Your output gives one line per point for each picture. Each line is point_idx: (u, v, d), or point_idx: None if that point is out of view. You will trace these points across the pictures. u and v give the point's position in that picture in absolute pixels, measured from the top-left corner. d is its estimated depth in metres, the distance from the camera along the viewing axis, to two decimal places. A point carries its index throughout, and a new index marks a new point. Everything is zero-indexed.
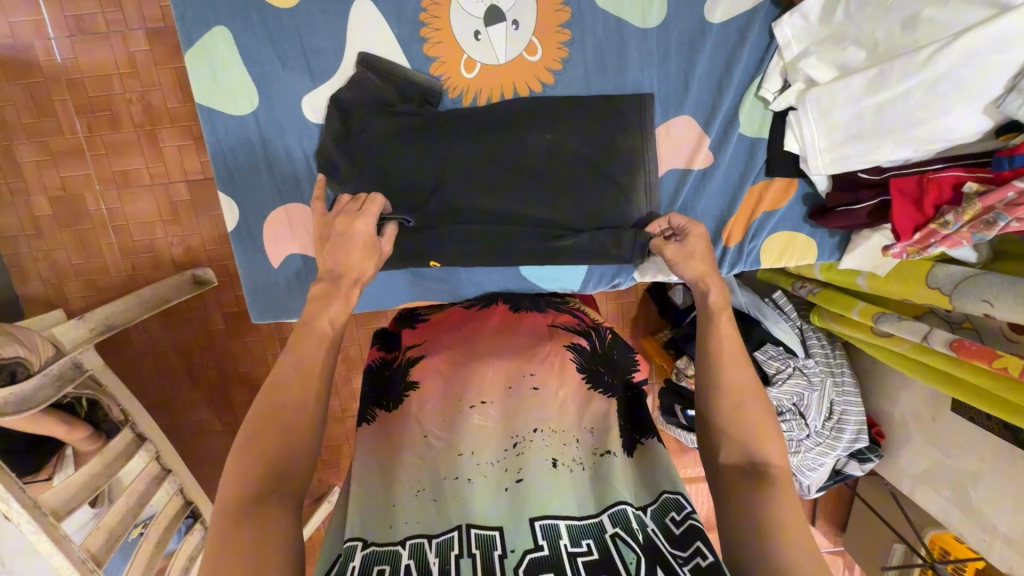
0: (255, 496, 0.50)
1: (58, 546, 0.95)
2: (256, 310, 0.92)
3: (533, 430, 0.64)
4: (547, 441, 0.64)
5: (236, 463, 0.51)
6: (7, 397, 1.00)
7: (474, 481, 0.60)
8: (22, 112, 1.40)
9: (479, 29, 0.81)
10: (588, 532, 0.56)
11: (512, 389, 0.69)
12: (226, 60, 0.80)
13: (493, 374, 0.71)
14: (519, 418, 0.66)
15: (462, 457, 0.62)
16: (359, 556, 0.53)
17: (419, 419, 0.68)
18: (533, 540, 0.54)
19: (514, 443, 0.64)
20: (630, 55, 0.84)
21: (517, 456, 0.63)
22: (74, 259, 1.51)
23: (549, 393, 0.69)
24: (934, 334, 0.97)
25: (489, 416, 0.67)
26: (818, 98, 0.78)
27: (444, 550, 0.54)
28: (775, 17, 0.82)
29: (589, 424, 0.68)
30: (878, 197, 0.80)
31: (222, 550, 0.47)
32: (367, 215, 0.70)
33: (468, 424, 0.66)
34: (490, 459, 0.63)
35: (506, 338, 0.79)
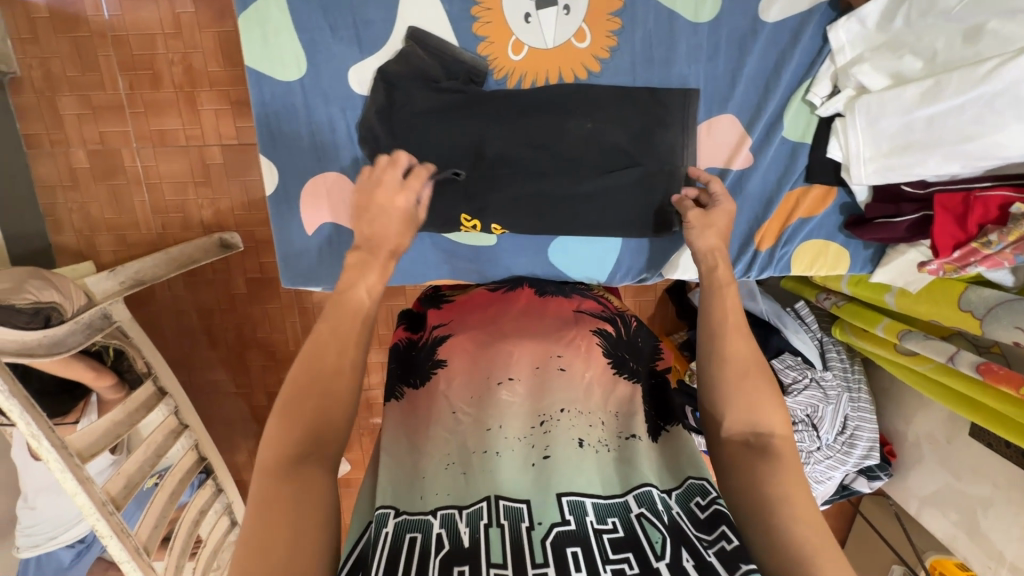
0: (295, 457, 0.53)
1: (82, 486, 0.98)
2: (287, 276, 0.93)
3: (560, 410, 0.67)
4: (574, 421, 0.66)
5: (277, 435, 0.54)
6: (40, 339, 1.06)
7: (502, 455, 0.63)
8: (67, 65, 1.43)
9: (530, 12, 0.81)
10: (613, 510, 0.58)
11: (539, 369, 0.72)
12: (278, 27, 0.80)
13: (521, 353, 0.74)
14: (546, 397, 0.69)
15: (490, 432, 0.65)
16: (392, 522, 0.55)
17: (447, 396, 0.70)
18: (560, 514, 0.56)
19: (541, 421, 0.66)
20: (679, 48, 0.83)
21: (544, 433, 0.65)
22: (107, 212, 1.55)
23: (575, 374, 0.71)
24: (960, 356, 0.97)
25: (516, 392, 0.70)
26: (868, 105, 0.76)
27: (473, 520, 0.55)
28: (830, 20, 0.81)
29: (615, 408, 0.70)
30: (923, 210, 0.79)
31: (264, 508, 0.49)
32: (408, 191, 0.72)
33: (496, 400, 0.68)
34: (518, 435, 0.65)
35: (532, 320, 0.81)
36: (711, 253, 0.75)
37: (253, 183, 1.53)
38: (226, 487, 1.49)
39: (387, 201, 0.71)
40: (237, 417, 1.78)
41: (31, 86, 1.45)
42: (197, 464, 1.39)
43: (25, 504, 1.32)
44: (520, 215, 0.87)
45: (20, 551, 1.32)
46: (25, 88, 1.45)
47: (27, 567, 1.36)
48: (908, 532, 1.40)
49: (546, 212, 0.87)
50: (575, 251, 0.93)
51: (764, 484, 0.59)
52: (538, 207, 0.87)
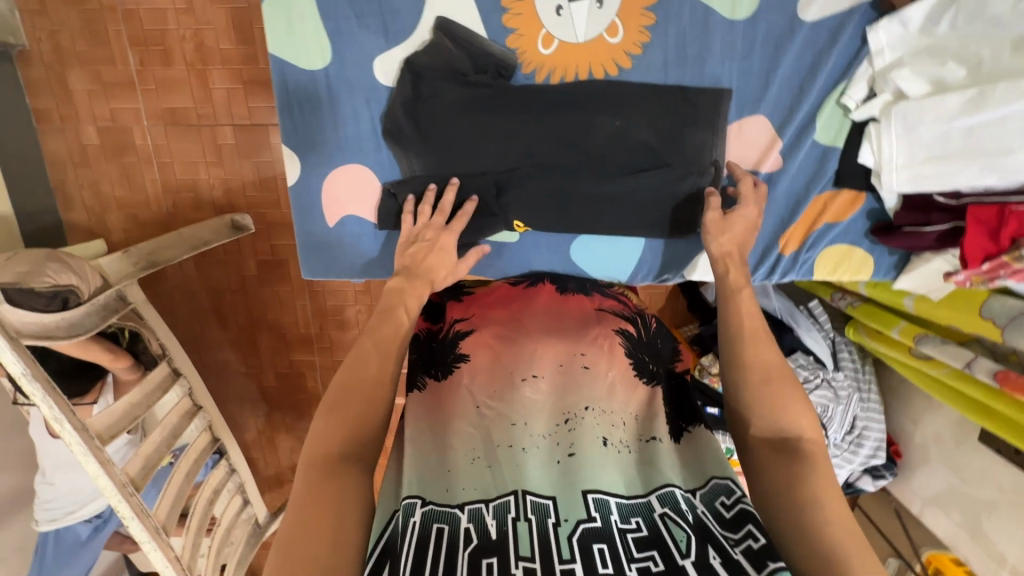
0: (336, 456, 0.57)
1: (104, 468, 0.99)
2: (308, 267, 0.92)
3: (585, 408, 0.68)
4: (598, 419, 0.67)
5: (320, 431, 0.58)
6: (59, 321, 1.05)
7: (529, 451, 0.64)
8: (77, 38, 1.42)
9: (562, 4, 0.78)
10: (636, 511, 0.59)
11: (563, 367, 0.73)
12: (303, 14, 0.78)
13: (548, 350, 0.75)
14: (571, 395, 0.70)
15: (515, 427, 0.66)
16: (419, 512, 0.56)
17: (471, 391, 0.71)
18: (586, 511, 0.57)
19: (566, 419, 0.67)
20: (713, 46, 0.81)
21: (568, 431, 0.66)
22: (118, 190, 1.54)
23: (599, 373, 0.72)
24: (978, 363, 0.97)
25: (540, 389, 0.71)
26: (906, 111, 0.75)
27: (500, 513, 0.57)
28: (871, 21, 0.78)
29: (635, 410, 0.71)
30: (954, 221, 0.77)
31: (305, 500, 0.53)
32: (452, 231, 0.79)
33: (520, 397, 0.70)
34: (542, 432, 0.66)
35: (555, 317, 0.81)
36: (727, 259, 0.77)
37: (265, 164, 1.51)
38: (239, 468, 1.51)
39: (433, 237, 0.78)
40: (247, 397, 1.79)
41: (41, 59, 1.43)
42: (211, 444, 1.42)
43: (43, 480, 1.35)
44: (543, 213, 0.86)
45: (38, 524, 1.35)
46: (34, 61, 1.43)
47: (46, 542, 1.38)
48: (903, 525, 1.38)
49: (569, 212, 0.86)
50: (596, 249, 0.92)
51: (786, 497, 0.60)
52: (562, 205, 0.86)
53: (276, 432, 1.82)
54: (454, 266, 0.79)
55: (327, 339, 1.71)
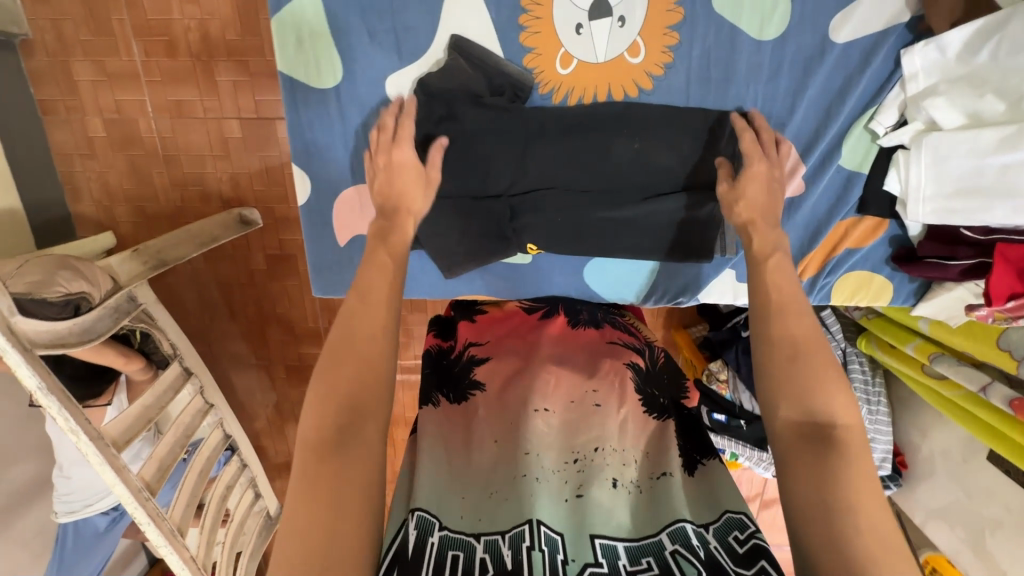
0: (337, 426, 0.52)
1: (119, 474, 1.01)
2: (319, 285, 0.92)
3: (595, 449, 0.67)
4: (608, 460, 0.67)
5: (316, 401, 0.54)
6: (71, 326, 1.03)
7: (541, 481, 0.63)
8: (80, 27, 1.39)
9: (582, 23, 0.75)
10: (646, 550, 0.58)
11: (574, 404, 0.72)
12: (313, 30, 0.76)
13: (559, 384, 0.74)
14: (581, 434, 0.69)
15: (529, 457, 0.66)
16: (438, 534, 0.57)
17: (484, 427, 0.71)
18: (593, 555, 0.57)
19: (575, 458, 0.67)
20: (739, 67, 0.78)
21: (578, 471, 0.66)
22: (125, 182, 1.53)
23: (610, 412, 0.71)
24: (993, 388, 0.97)
25: (551, 424, 0.69)
26: (937, 143, 0.72)
27: (516, 542, 0.57)
28: (906, 44, 0.75)
29: (644, 449, 0.70)
30: (980, 256, 0.76)
31: (309, 479, 0.50)
32: (402, 143, 0.73)
33: (531, 427, 0.68)
34: (552, 467, 0.66)
35: (567, 350, 0.81)
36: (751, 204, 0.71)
37: (273, 158, 1.49)
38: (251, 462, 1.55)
39: (389, 157, 0.73)
40: (257, 388, 1.81)
41: (44, 49, 1.41)
42: (223, 442, 1.45)
43: (61, 473, 1.38)
44: (557, 235, 0.85)
45: (58, 515, 1.39)
46: (38, 50, 1.40)
47: (65, 534, 1.42)
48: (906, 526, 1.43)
49: (581, 235, 0.85)
50: (611, 271, 0.91)
51: None
52: (576, 228, 0.84)
53: (285, 422, 1.85)
54: (425, 180, 0.73)
55: None
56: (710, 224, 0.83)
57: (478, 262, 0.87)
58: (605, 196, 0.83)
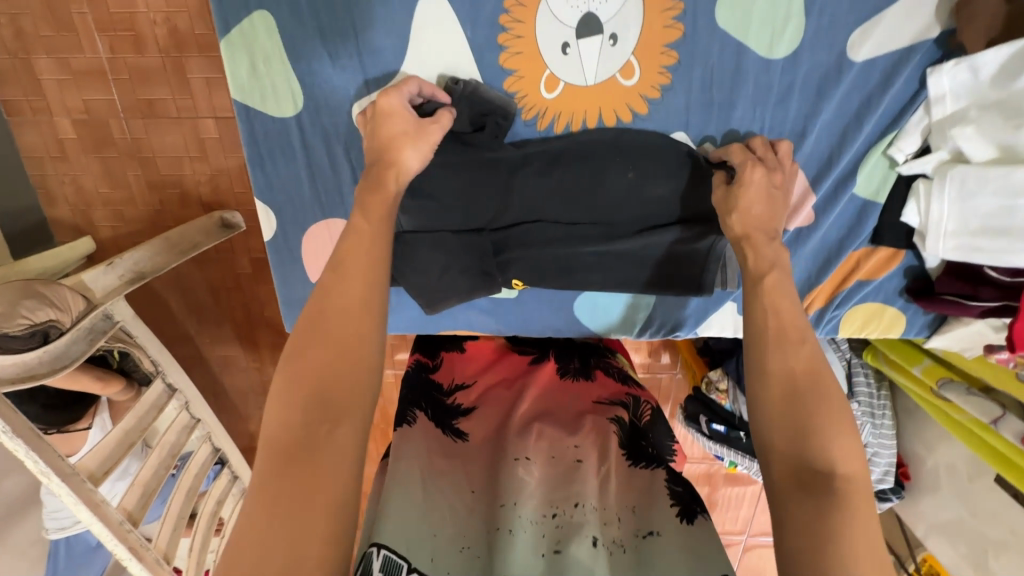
0: (307, 424, 0.46)
1: (95, 510, 0.98)
2: (290, 321, 0.86)
3: (575, 504, 0.60)
4: (588, 515, 0.59)
5: (282, 400, 0.48)
6: (41, 355, 1.02)
7: (518, 534, 0.56)
8: (37, 22, 1.29)
9: (568, 41, 0.67)
10: None
11: (555, 459, 0.66)
12: (268, 53, 0.68)
13: (542, 435, 0.69)
14: (563, 488, 0.62)
15: (504, 509, 0.59)
16: None
17: (468, 474, 0.65)
18: None
19: (554, 513, 0.59)
20: (745, 88, 0.70)
21: (556, 527, 0.58)
22: (101, 186, 1.46)
23: (590, 467, 0.65)
24: (1005, 421, 0.92)
25: (532, 473, 0.64)
26: (963, 178, 0.65)
27: None
28: (934, 61, 0.67)
29: (630, 501, 0.63)
30: (1004, 299, 0.69)
31: (269, 494, 0.43)
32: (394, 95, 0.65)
33: (509, 477, 0.63)
34: (532, 516, 0.59)
35: (553, 403, 0.76)
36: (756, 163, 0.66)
37: None
38: (242, 474, 1.54)
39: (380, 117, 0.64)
40: (250, 391, 1.78)
41: (2, 46, 1.31)
42: (212, 456, 1.42)
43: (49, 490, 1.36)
44: (543, 272, 0.79)
45: (48, 531, 1.38)
46: None
47: (58, 548, 1.42)
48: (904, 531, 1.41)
49: (564, 271, 0.79)
50: (603, 304, 0.85)
51: None
52: (566, 261, 0.78)
53: None
54: (420, 130, 0.64)
55: None
56: (707, 255, 0.76)
57: (459, 298, 0.78)
58: (595, 226, 0.76)
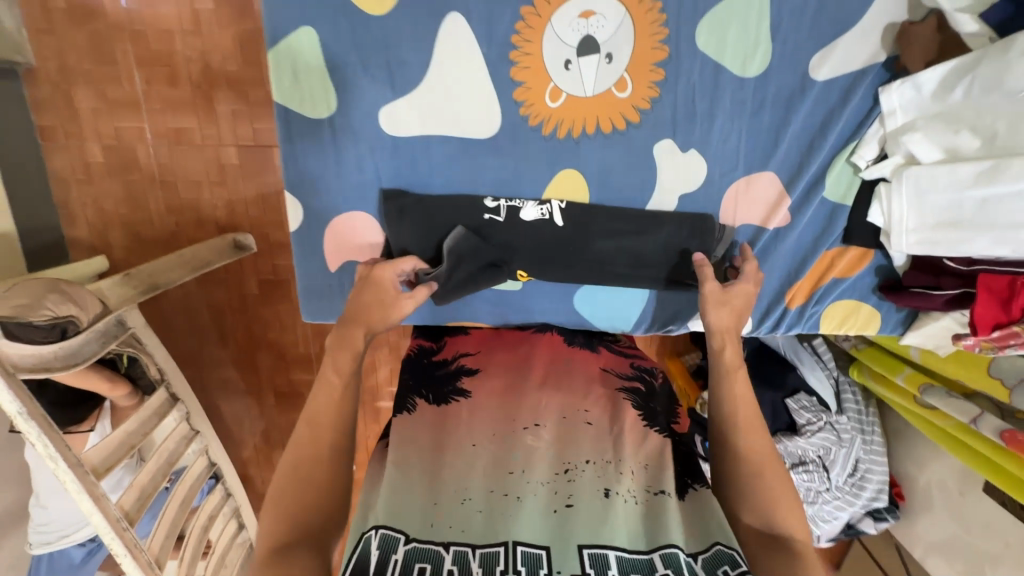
0: (279, 546, 0.56)
1: (97, 503, 0.98)
2: (308, 311, 0.91)
3: (585, 462, 0.66)
4: (598, 472, 0.65)
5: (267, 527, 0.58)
6: (57, 351, 1.04)
7: (525, 499, 0.62)
8: (83, 58, 1.42)
9: (570, 59, 0.77)
10: (636, 567, 0.57)
11: (566, 419, 0.71)
12: (309, 64, 0.78)
13: (548, 400, 0.73)
14: (571, 448, 0.68)
15: (513, 476, 0.64)
16: (401, 550, 0.55)
17: (469, 428, 0.71)
18: (581, 566, 0.56)
19: (566, 469, 0.65)
20: (722, 103, 0.80)
21: (568, 481, 0.64)
22: (121, 208, 1.54)
23: (603, 429, 0.70)
24: (984, 419, 0.97)
25: (542, 437, 0.69)
26: (917, 177, 0.74)
27: (489, 563, 0.55)
28: (884, 82, 0.78)
29: (644, 460, 0.68)
30: (964, 287, 0.77)
31: None
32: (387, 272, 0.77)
33: (520, 445, 0.68)
34: (541, 479, 0.64)
35: (557, 368, 0.80)
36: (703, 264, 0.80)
37: (268, 185, 1.53)
38: (235, 491, 1.53)
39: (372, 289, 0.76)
40: (244, 416, 1.78)
41: (46, 78, 1.43)
42: (207, 470, 1.42)
43: (37, 502, 1.34)
44: (548, 265, 0.86)
45: (32, 547, 1.35)
46: (41, 79, 1.43)
47: (39, 566, 1.38)
48: (905, 558, 1.40)
49: (572, 261, 0.86)
50: (602, 300, 0.91)
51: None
52: (571, 248, 0.85)
53: (272, 451, 1.80)
54: (394, 300, 0.75)
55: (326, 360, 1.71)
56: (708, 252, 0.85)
57: (470, 289, 0.83)
58: (602, 211, 0.84)
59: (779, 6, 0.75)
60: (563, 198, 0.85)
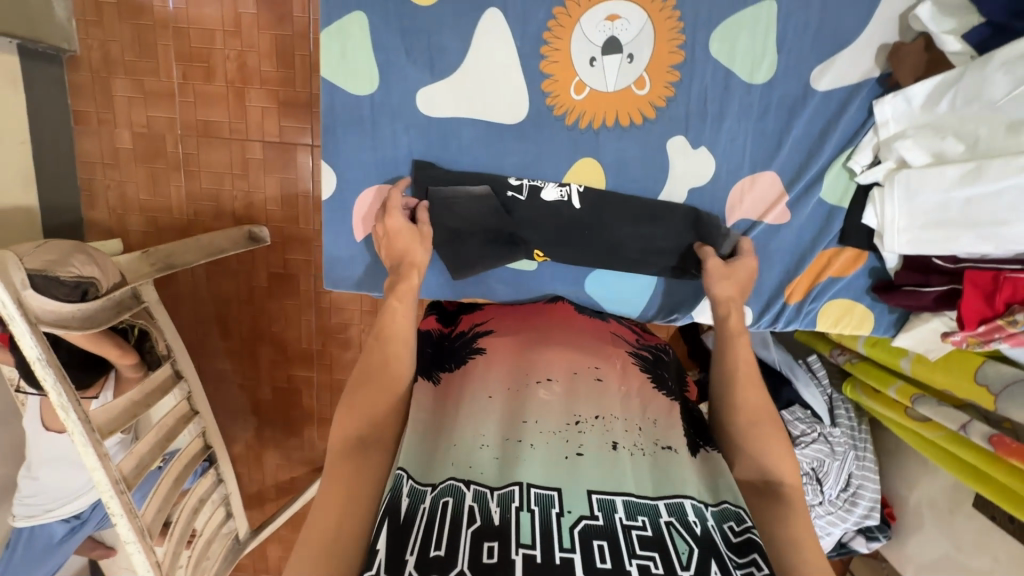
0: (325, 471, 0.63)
1: (102, 461, 0.98)
2: (331, 277, 0.96)
3: (596, 416, 0.68)
4: (608, 427, 0.67)
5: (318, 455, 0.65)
6: (75, 312, 1.04)
7: (537, 447, 0.64)
8: (125, 49, 1.45)
9: (595, 56, 0.85)
10: (644, 510, 0.58)
11: (576, 376, 0.74)
12: (357, 45, 0.85)
13: (561, 361, 0.76)
14: (581, 401, 0.70)
15: (526, 425, 0.66)
16: (428, 498, 0.57)
17: (483, 382, 0.73)
18: (589, 508, 0.57)
19: (576, 421, 0.67)
20: (732, 105, 0.88)
21: (578, 432, 0.66)
22: (142, 193, 1.55)
23: (610, 385, 0.73)
24: (972, 426, 0.99)
25: (553, 392, 0.71)
26: (907, 180, 0.81)
27: (504, 501, 0.57)
28: (877, 95, 0.85)
29: (654, 416, 0.71)
30: (951, 284, 0.83)
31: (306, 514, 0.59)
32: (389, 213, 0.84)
33: (533, 398, 0.70)
34: (552, 429, 0.66)
35: (567, 332, 0.84)
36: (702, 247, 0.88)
37: (291, 183, 1.54)
38: (227, 478, 1.48)
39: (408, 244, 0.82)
40: (238, 410, 1.74)
41: (88, 65, 1.46)
42: (202, 452, 1.39)
43: (28, 473, 1.32)
44: (565, 244, 0.91)
45: (16, 518, 1.32)
46: (81, 66, 1.46)
47: (18, 539, 1.34)
48: None
49: (588, 241, 0.91)
50: (614, 285, 0.97)
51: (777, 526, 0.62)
52: (587, 227, 0.91)
53: (263, 448, 1.77)
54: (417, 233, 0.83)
55: (328, 357, 1.68)
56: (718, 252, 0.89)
57: (484, 264, 0.91)
58: (617, 196, 0.91)
59: (785, 22, 0.84)
60: (581, 182, 0.91)
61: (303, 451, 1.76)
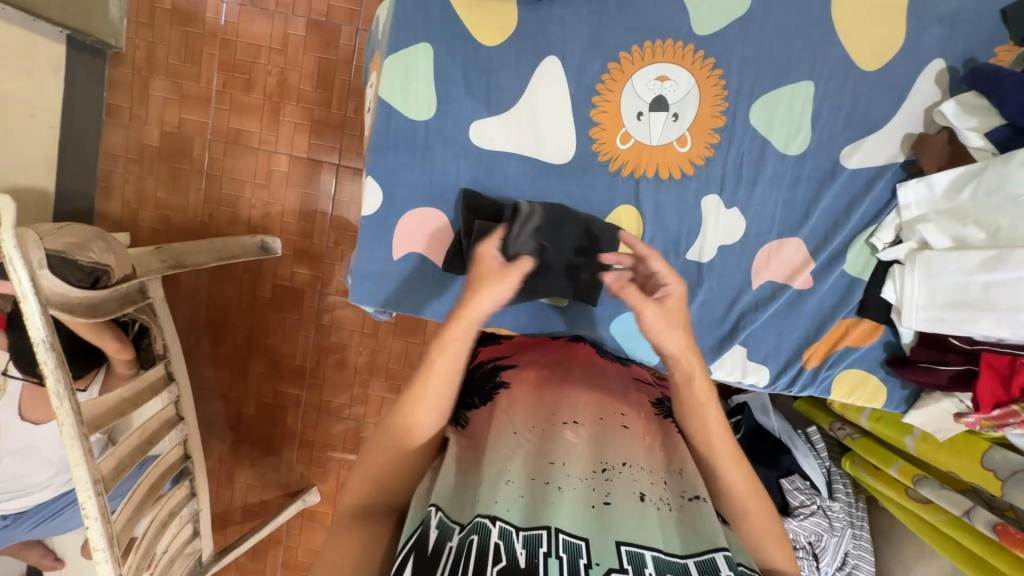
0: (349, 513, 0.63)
1: (86, 457, 0.91)
2: (357, 292, 0.95)
3: (623, 463, 0.66)
4: (636, 476, 0.65)
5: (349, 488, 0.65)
6: (82, 299, 0.97)
7: (566, 491, 0.61)
8: (171, 52, 1.48)
9: (643, 111, 0.90)
10: (672, 568, 0.55)
11: (602, 421, 0.72)
12: (420, 71, 0.88)
13: (588, 404, 0.75)
14: (608, 449, 0.68)
15: (554, 466, 0.64)
16: (455, 537, 0.55)
17: (512, 416, 0.71)
18: (618, 561, 0.54)
19: (604, 468, 0.65)
20: (766, 170, 0.92)
21: (605, 480, 0.63)
22: (160, 191, 1.52)
23: (636, 434, 0.71)
24: (976, 512, 0.97)
25: (580, 435, 0.69)
26: (928, 259, 0.85)
27: (531, 545, 0.54)
28: (901, 179, 0.91)
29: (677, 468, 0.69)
30: (968, 363, 0.86)
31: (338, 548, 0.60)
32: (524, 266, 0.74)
33: (560, 440, 0.68)
34: (579, 475, 0.64)
35: (597, 376, 0.83)
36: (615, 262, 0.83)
37: (312, 198, 1.54)
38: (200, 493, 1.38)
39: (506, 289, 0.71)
40: (218, 424, 1.66)
41: (130, 63, 1.48)
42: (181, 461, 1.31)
43: None
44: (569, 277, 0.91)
45: None
46: (124, 63, 1.48)
47: None
48: None
49: None
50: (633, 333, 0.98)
51: None
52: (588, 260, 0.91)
53: (236, 466, 1.66)
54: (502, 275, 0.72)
55: (320, 376, 1.63)
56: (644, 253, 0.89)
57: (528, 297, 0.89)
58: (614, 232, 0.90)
59: (821, 101, 0.90)
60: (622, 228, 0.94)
61: (278, 473, 1.66)
